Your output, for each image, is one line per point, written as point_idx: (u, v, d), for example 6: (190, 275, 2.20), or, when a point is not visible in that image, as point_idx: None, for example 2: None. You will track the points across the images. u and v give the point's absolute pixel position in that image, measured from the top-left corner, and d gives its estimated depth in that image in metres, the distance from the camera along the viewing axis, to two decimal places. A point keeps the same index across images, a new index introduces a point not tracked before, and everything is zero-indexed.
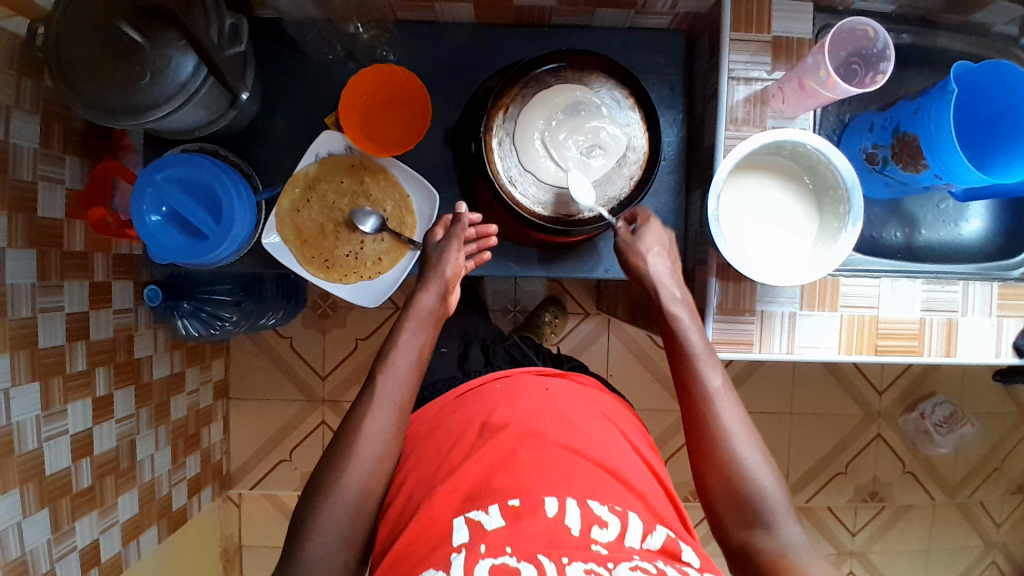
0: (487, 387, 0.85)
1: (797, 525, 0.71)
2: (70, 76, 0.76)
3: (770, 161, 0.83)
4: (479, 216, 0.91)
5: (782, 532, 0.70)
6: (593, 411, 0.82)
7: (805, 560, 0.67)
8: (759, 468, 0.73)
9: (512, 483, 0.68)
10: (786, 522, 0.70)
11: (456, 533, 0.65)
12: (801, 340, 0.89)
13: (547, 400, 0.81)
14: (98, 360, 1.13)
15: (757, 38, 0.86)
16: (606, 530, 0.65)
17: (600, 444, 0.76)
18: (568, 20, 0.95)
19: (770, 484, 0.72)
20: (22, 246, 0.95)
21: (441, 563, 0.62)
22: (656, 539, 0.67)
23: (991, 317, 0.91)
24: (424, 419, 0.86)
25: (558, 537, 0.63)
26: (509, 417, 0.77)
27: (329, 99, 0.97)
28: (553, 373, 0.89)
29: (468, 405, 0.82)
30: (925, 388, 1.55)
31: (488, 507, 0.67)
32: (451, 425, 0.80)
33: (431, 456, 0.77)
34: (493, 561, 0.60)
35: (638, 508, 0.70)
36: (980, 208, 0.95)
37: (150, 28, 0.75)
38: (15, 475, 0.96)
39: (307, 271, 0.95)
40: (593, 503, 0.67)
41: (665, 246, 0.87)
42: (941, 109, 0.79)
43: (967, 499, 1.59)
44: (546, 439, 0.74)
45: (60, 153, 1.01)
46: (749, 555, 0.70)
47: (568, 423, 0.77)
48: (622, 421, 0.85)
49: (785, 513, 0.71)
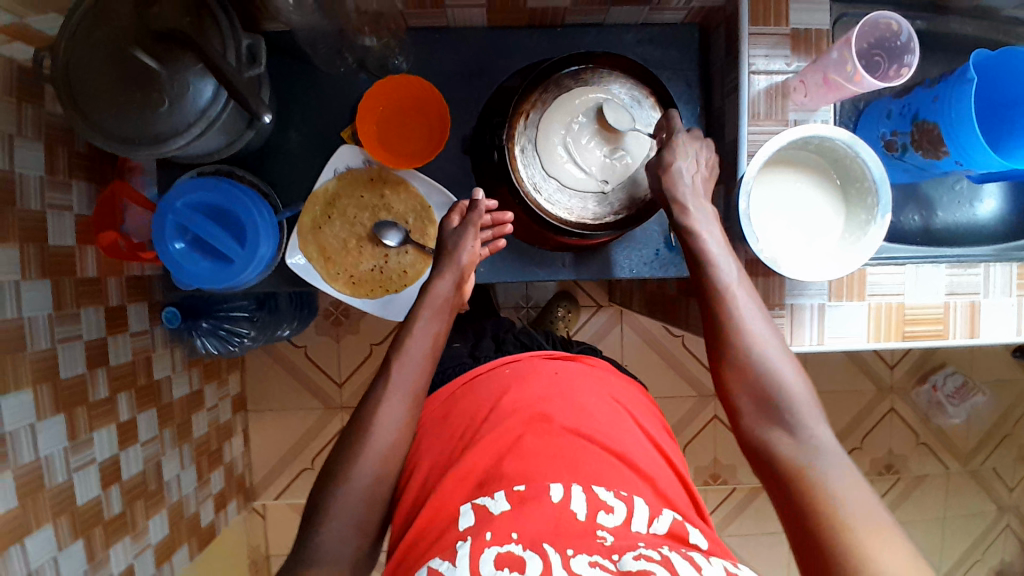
0: (495, 371, 0.81)
1: (825, 425, 0.69)
2: (85, 108, 0.74)
3: (797, 156, 0.83)
4: (495, 203, 0.87)
5: (805, 432, 0.69)
6: (604, 395, 0.79)
7: (827, 456, 0.66)
8: (781, 365, 0.73)
9: (519, 469, 0.67)
10: (812, 421, 0.69)
11: (462, 519, 0.65)
12: (830, 331, 0.90)
13: (559, 383, 0.78)
14: (120, 385, 1.12)
15: (776, 30, 0.86)
16: (611, 515, 0.64)
17: (609, 428, 0.73)
18: (581, 19, 0.94)
19: (793, 384, 0.72)
20: (35, 277, 0.92)
21: (447, 551, 0.61)
22: (662, 523, 0.66)
23: (1012, 297, 0.92)
24: (435, 405, 0.82)
25: (564, 523, 0.62)
26: (517, 402, 0.74)
27: (344, 112, 0.96)
28: (563, 356, 0.85)
29: (475, 390, 0.79)
30: (935, 360, 1.58)
31: (494, 493, 0.65)
32: (463, 408, 0.78)
33: (443, 441, 0.75)
34: (499, 549, 0.59)
35: (644, 491, 0.68)
36: (995, 188, 0.95)
37: (165, 54, 0.73)
38: (47, 508, 0.95)
39: (333, 287, 0.96)
40: (599, 488, 0.66)
41: (698, 162, 0.83)
42: (961, 97, 0.79)
43: (979, 466, 1.63)
44: (554, 423, 0.71)
45: (66, 178, 0.98)
46: (768, 453, 0.70)
47: (579, 408, 0.74)
48: (636, 403, 0.83)
49: (812, 415, 0.70)
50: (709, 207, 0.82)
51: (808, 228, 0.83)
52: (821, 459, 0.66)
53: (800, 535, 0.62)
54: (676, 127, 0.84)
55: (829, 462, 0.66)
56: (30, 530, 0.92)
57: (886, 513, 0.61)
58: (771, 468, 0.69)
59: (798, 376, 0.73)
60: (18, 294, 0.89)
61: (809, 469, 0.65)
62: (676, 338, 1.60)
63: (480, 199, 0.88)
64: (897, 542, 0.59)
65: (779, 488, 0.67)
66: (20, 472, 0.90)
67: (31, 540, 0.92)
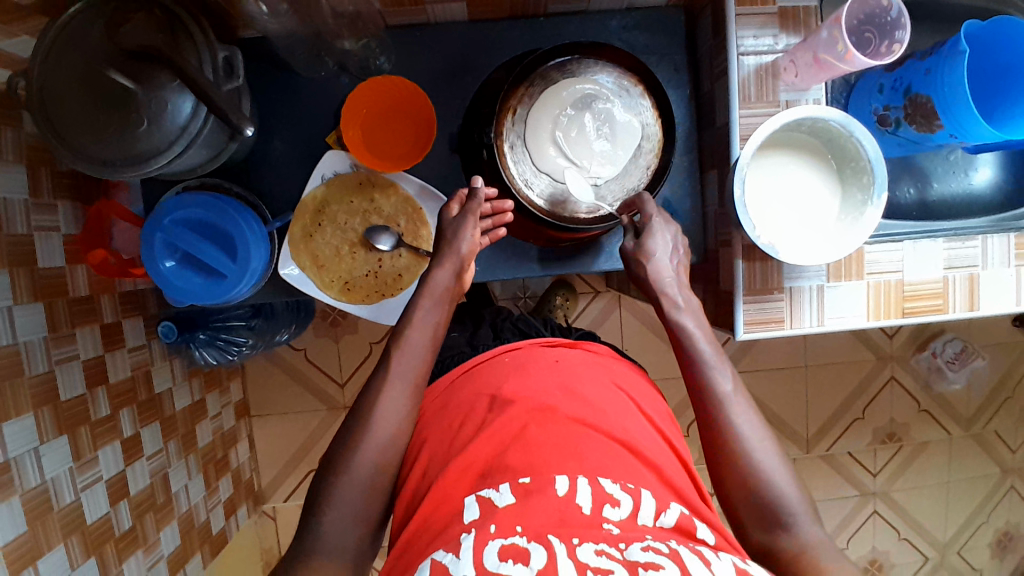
0: (495, 360, 0.80)
1: (818, 524, 0.68)
2: (60, 131, 0.72)
3: (790, 138, 0.82)
4: (494, 191, 0.85)
5: (802, 534, 0.67)
6: (607, 381, 0.77)
7: (829, 559, 0.65)
8: (776, 466, 0.70)
9: (523, 460, 0.64)
10: (806, 521, 0.67)
11: (466, 512, 0.62)
12: (830, 312, 0.90)
13: (559, 372, 0.76)
14: (121, 402, 1.11)
15: (763, 10, 0.84)
16: (618, 508, 0.61)
17: (614, 416, 0.71)
18: (564, 8, 0.92)
19: (790, 486, 0.69)
20: (27, 300, 0.91)
21: (451, 544, 0.58)
22: (669, 517, 0.62)
23: (1010, 267, 0.92)
24: (433, 397, 0.81)
25: (569, 516, 0.59)
26: (519, 391, 0.72)
27: (329, 115, 0.95)
28: (562, 344, 0.83)
29: (479, 377, 0.77)
30: (934, 328, 1.59)
31: (499, 485, 0.63)
32: (462, 400, 0.75)
33: (445, 431, 0.73)
34: (504, 541, 0.56)
35: (651, 481, 0.65)
36: (989, 157, 0.95)
37: (140, 71, 0.72)
38: (57, 530, 0.95)
39: (328, 295, 0.95)
40: (605, 480, 0.62)
41: (672, 248, 0.85)
42: (954, 66, 0.78)
43: (981, 430, 1.65)
44: (558, 413, 0.69)
45: (51, 199, 0.97)
46: (773, 558, 0.67)
47: (582, 396, 0.72)
48: (640, 391, 0.80)
49: (805, 512, 0.68)
50: (693, 298, 0.82)
51: (807, 227, 0.82)
52: (824, 562, 0.65)
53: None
54: (650, 209, 0.84)
55: (832, 565, 0.64)
56: (41, 553, 0.91)
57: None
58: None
59: (792, 475, 0.70)
60: (11, 320, 0.88)
61: (813, 574, 0.64)
62: None
63: (478, 187, 0.85)
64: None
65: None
66: (28, 496, 0.90)
67: (43, 563, 0.92)
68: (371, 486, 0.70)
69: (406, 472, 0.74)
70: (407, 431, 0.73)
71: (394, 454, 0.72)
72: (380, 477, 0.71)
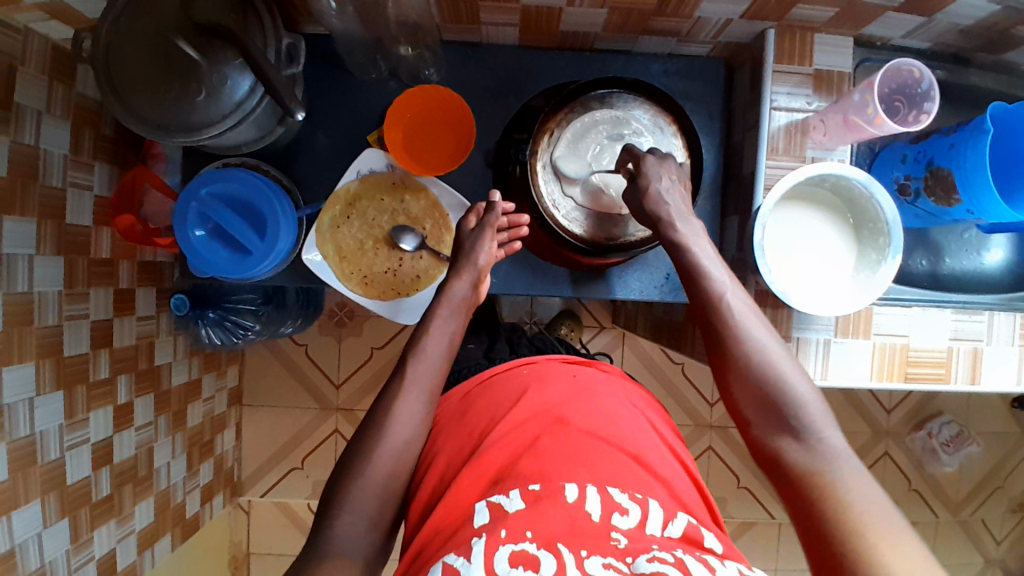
0: (514, 371, 0.80)
1: (836, 430, 0.69)
2: (122, 93, 0.76)
3: (812, 192, 0.86)
4: (511, 205, 0.90)
5: (816, 440, 0.68)
6: (623, 399, 0.78)
7: (839, 463, 0.65)
8: (788, 373, 0.72)
9: (535, 468, 0.65)
10: (822, 427, 0.69)
11: (477, 516, 0.62)
12: (834, 366, 0.91)
13: (578, 386, 0.77)
14: (121, 368, 1.12)
15: (800, 70, 0.88)
16: (626, 517, 0.61)
17: (627, 432, 0.72)
18: (611, 46, 0.97)
19: (804, 392, 0.71)
20: (50, 253, 0.93)
21: (461, 547, 0.58)
22: (677, 527, 0.62)
23: (1013, 346, 0.94)
24: (449, 406, 0.82)
25: (579, 523, 0.60)
26: (536, 403, 0.73)
27: (373, 116, 0.99)
28: (579, 361, 0.84)
29: (493, 390, 0.78)
30: (932, 408, 1.60)
31: (510, 490, 0.63)
32: (479, 408, 0.76)
33: (462, 438, 0.74)
34: (514, 547, 0.57)
35: (659, 493, 0.66)
36: (1002, 239, 0.96)
37: (207, 45, 0.76)
38: (37, 485, 0.94)
39: (346, 286, 0.98)
40: (614, 489, 0.63)
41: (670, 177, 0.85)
42: (977, 145, 0.81)
43: (969, 517, 1.63)
44: (571, 426, 0.70)
45: (90, 160, 1.00)
46: (783, 466, 0.68)
47: (597, 411, 0.73)
48: (653, 409, 0.82)
49: (821, 420, 0.69)
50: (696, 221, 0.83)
51: (825, 256, 0.85)
52: (833, 466, 0.65)
53: (815, 537, 0.61)
54: (639, 153, 0.86)
55: (842, 469, 0.65)
56: (17, 504, 0.90)
57: (900, 521, 0.60)
58: (781, 478, 0.68)
59: (806, 384, 0.72)
60: (30, 269, 0.89)
61: (823, 474, 0.65)
62: (676, 365, 1.60)
63: (496, 201, 0.90)
64: (912, 546, 0.57)
65: (792, 500, 0.66)
66: (14, 446, 0.89)
67: (17, 515, 0.91)
68: (365, 474, 0.70)
69: (408, 467, 0.74)
70: (409, 425, 0.74)
71: (393, 446, 0.72)
72: (374, 468, 0.71)
